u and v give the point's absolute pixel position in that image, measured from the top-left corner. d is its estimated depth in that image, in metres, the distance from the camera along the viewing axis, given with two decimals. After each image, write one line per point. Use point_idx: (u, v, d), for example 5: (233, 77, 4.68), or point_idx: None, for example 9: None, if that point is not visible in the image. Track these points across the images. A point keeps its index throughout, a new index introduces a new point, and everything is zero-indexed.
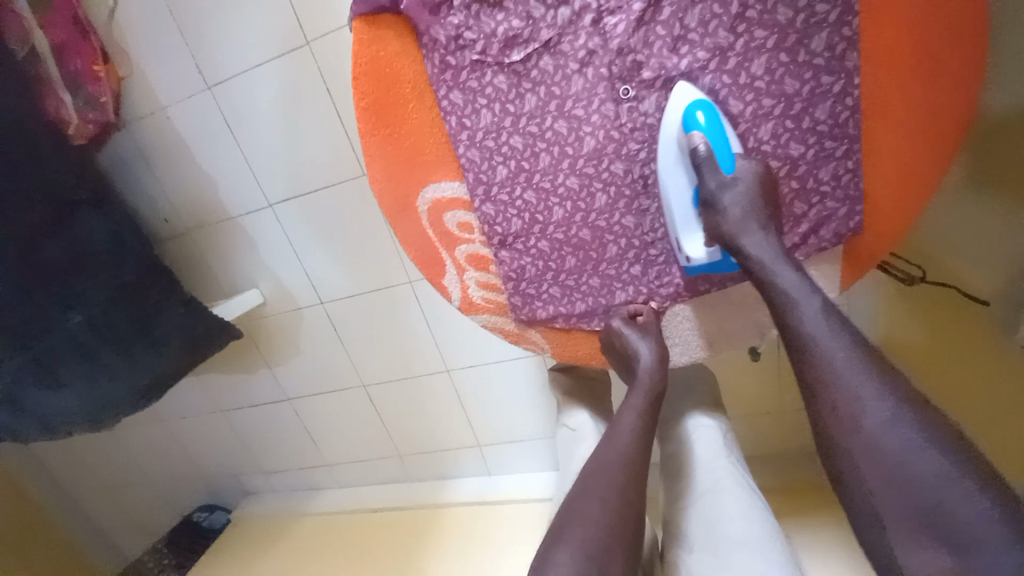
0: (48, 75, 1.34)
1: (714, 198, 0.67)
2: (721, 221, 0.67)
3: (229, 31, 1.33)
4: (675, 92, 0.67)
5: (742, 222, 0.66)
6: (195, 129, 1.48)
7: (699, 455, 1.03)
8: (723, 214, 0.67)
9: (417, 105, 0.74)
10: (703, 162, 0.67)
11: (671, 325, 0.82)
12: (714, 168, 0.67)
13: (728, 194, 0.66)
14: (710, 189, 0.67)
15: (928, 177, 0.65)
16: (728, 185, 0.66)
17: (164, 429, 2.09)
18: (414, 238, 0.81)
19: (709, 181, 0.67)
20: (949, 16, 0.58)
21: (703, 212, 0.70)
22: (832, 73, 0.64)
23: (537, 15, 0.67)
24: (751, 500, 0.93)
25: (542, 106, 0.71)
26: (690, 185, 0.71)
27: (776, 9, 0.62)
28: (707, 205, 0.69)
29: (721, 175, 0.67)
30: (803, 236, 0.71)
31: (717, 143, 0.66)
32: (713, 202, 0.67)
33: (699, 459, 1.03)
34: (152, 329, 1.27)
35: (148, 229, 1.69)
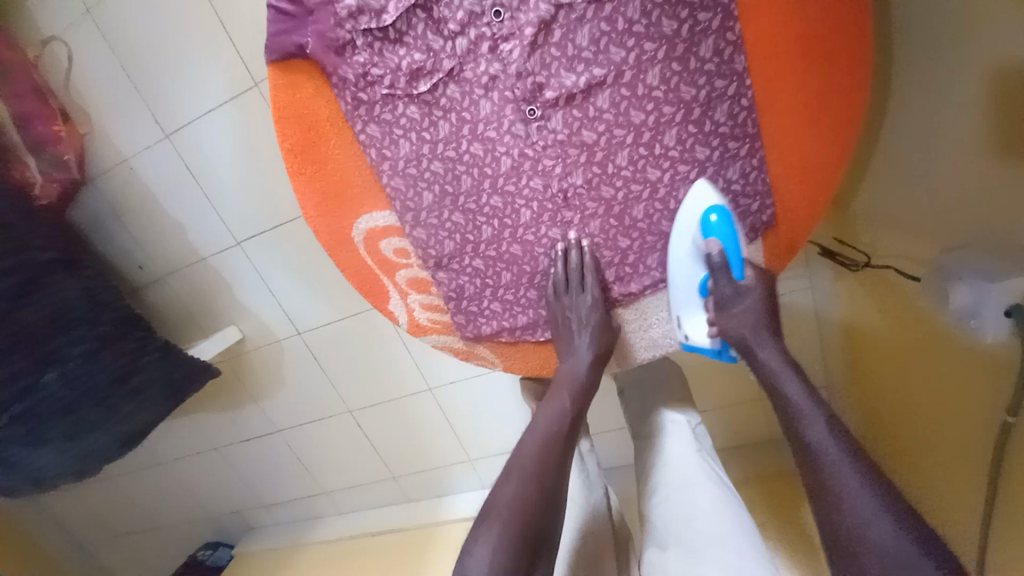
0: (12, 142, 1.38)
1: (727, 302, 0.72)
2: (728, 326, 0.72)
3: (179, 81, 1.37)
4: (693, 191, 0.71)
5: (756, 335, 0.70)
6: (159, 177, 1.52)
7: (670, 450, 1.03)
8: (734, 320, 0.72)
9: (338, 142, 0.77)
10: (718, 268, 0.72)
11: (630, 318, 0.83)
12: (727, 273, 0.72)
13: (740, 300, 0.72)
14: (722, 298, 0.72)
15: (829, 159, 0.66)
16: (740, 291, 0.72)
17: (162, 471, 2.10)
18: (355, 267, 0.84)
19: (724, 285, 0.72)
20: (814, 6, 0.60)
21: (712, 307, 0.74)
22: (724, 77, 0.66)
23: (437, 47, 0.69)
24: (720, 491, 0.93)
25: (456, 131, 0.73)
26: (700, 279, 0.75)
27: (661, 21, 0.65)
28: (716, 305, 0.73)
29: (734, 282, 0.72)
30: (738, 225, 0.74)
31: (731, 253, 0.71)
32: (724, 305, 0.72)
33: (669, 454, 1.03)
34: (130, 378, 1.29)
35: (125, 277, 1.72)
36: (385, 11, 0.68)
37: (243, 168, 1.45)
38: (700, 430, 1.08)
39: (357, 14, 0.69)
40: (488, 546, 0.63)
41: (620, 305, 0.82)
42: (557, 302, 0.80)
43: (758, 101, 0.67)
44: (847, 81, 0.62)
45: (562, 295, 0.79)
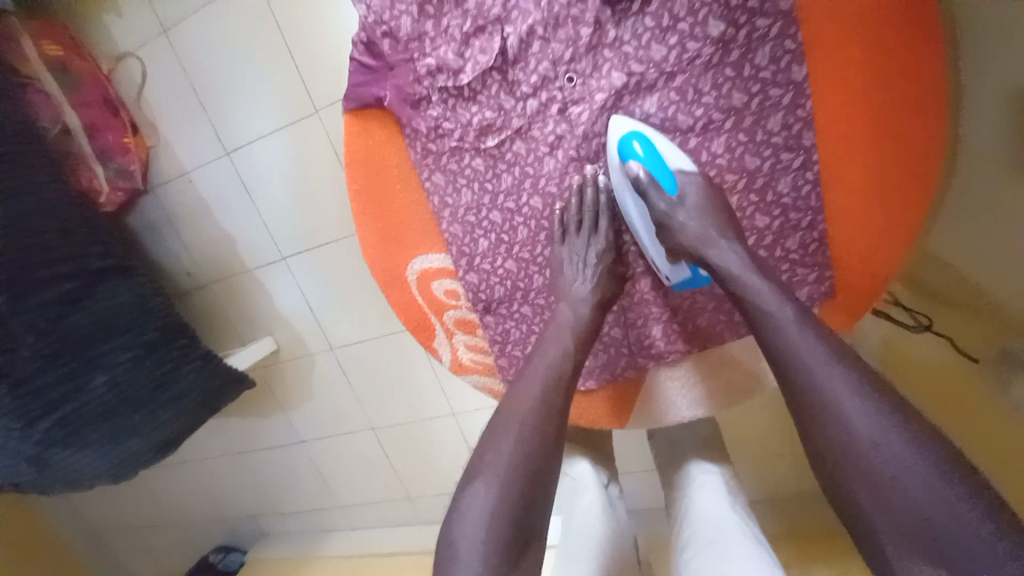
0: (80, 150, 1.47)
1: (664, 218, 0.69)
2: (679, 240, 0.68)
3: (244, 103, 1.44)
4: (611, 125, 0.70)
5: (704, 236, 0.67)
6: (215, 192, 1.59)
7: (699, 501, 1.01)
8: (679, 232, 0.68)
9: (403, 187, 0.80)
10: (646, 186, 0.69)
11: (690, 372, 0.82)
12: (658, 190, 0.69)
13: (681, 212, 0.68)
14: (660, 212, 0.69)
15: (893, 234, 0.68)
16: (678, 204, 0.68)
17: (186, 471, 2.15)
18: (405, 305, 0.86)
19: (657, 203, 0.69)
20: (886, 89, 0.62)
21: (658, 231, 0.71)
22: (791, 150, 0.67)
23: (508, 106, 0.72)
24: (752, 545, 0.88)
25: (518, 184, 0.76)
26: (641, 207, 0.73)
27: (732, 94, 0.67)
28: (661, 225, 0.70)
29: (668, 197, 0.69)
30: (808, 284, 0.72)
31: (654, 166, 0.68)
32: (667, 221, 0.69)
33: (698, 505, 1.00)
34: (172, 384, 1.32)
35: (173, 283, 1.79)
36: (461, 70, 0.71)
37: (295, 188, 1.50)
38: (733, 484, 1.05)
39: (435, 72, 0.72)
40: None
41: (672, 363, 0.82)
42: (560, 243, 0.76)
43: (824, 177, 0.68)
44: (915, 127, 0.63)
45: (567, 234, 0.75)
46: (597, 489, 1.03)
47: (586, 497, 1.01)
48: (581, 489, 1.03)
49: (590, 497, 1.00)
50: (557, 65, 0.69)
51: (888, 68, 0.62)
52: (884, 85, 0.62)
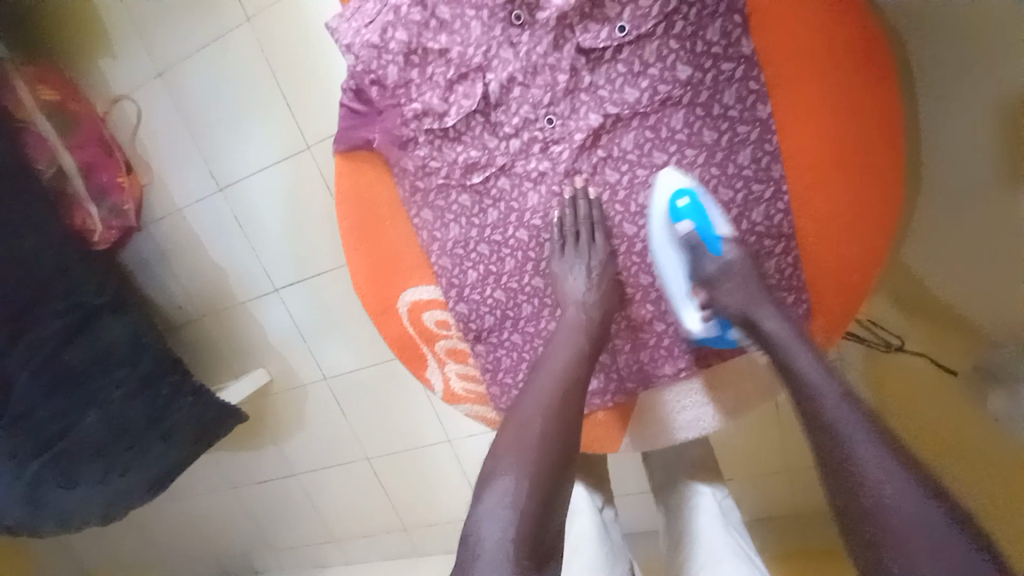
0: (75, 190, 1.47)
1: (712, 278, 0.74)
2: (721, 303, 0.73)
3: (238, 142, 1.48)
4: (662, 180, 0.73)
5: (751, 304, 0.71)
6: (208, 227, 1.61)
7: (699, 527, 1.01)
8: (720, 294, 0.73)
9: (392, 223, 0.83)
10: (695, 248, 0.74)
11: (682, 392, 0.84)
12: (705, 251, 0.74)
13: (724, 278, 0.73)
14: (708, 274, 0.73)
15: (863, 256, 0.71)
16: (723, 269, 0.73)
17: (177, 508, 2.10)
18: (397, 336, 0.88)
19: (706, 266, 0.74)
20: (841, 122, 0.67)
21: (700, 289, 0.76)
22: (760, 181, 0.71)
23: (492, 146, 0.76)
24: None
25: (504, 218, 0.79)
26: (683, 263, 0.77)
27: (702, 131, 0.71)
28: (704, 284, 0.75)
29: (714, 258, 0.73)
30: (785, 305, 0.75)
31: (704, 228, 0.73)
32: (709, 283, 0.74)
33: (699, 532, 1.00)
34: (164, 421, 1.32)
35: (166, 317, 1.79)
36: (446, 114, 0.75)
37: (288, 221, 1.53)
38: (727, 505, 1.05)
39: (422, 115, 0.76)
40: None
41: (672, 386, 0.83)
42: (558, 255, 0.77)
43: (795, 207, 0.71)
44: (870, 155, 0.68)
45: (568, 245, 0.76)
46: (594, 514, 1.04)
47: (581, 520, 1.02)
48: (578, 515, 1.03)
49: (585, 520, 1.01)
50: (537, 108, 0.73)
51: (840, 102, 0.67)
52: (838, 117, 0.67)
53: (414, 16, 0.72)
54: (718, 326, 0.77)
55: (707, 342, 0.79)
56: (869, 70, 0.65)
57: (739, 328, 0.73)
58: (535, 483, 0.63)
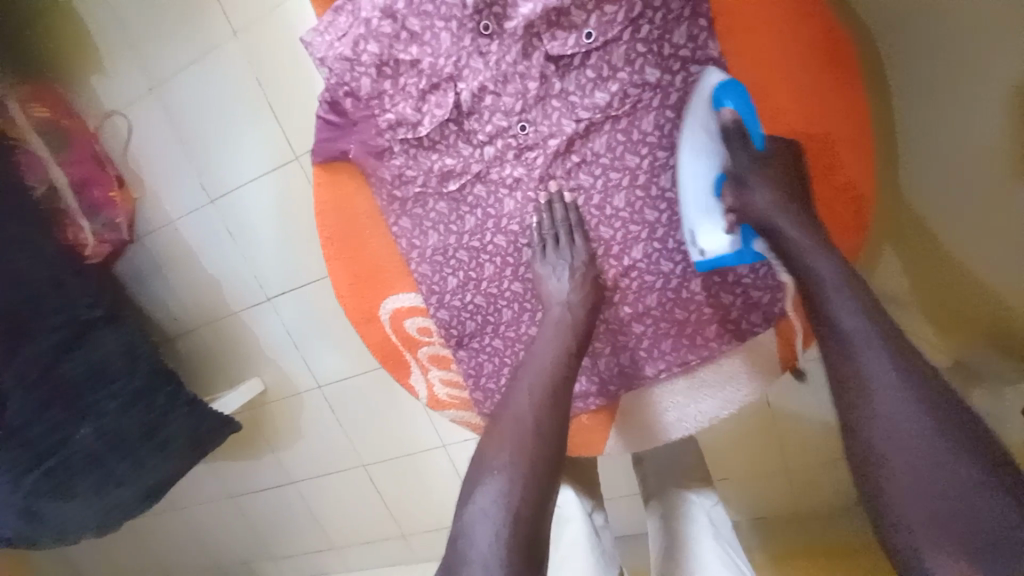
0: (67, 206, 1.50)
1: (745, 175, 0.69)
2: (750, 201, 0.68)
3: (227, 153, 1.50)
4: (705, 80, 0.69)
5: (771, 207, 0.67)
6: (201, 238, 1.63)
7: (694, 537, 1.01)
8: (750, 195, 0.68)
9: (372, 231, 0.84)
10: (733, 137, 0.69)
11: (668, 393, 0.84)
12: (746, 143, 0.69)
13: (753, 174, 0.68)
14: (744, 165, 0.69)
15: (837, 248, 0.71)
16: (760, 162, 0.68)
17: (177, 519, 2.11)
18: (380, 343, 0.89)
19: (741, 159, 0.69)
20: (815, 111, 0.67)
21: (729, 193, 0.71)
22: (732, 182, 0.72)
23: (467, 154, 0.77)
24: None
25: (481, 224, 0.80)
26: (714, 169, 0.72)
27: (673, 134, 0.72)
28: (735, 185, 0.70)
29: (755, 150, 0.68)
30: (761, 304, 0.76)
31: (745, 118, 0.68)
32: (741, 181, 0.69)
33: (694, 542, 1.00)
34: (159, 431, 1.33)
35: (161, 328, 1.81)
36: (421, 123, 0.76)
37: (279, 231, 1.55)
38: (716, 514, 1.06)
39: (396, 125, 0.77)
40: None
41: (666, 387, 0.83)
42: (536, 259, 0.79)
43: None
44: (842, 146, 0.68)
45: (548, 249, 0.77)
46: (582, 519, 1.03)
47: (572, 528, 1.01)
48: (566, 520, 1.02)
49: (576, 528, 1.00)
50: (510, 115, 0.74)
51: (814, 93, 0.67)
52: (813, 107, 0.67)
53: (385, 28, 0.73)
54: (743, 238, 0.72)
55: (727, 259, 0.73)
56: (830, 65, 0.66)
57: (764, 238, 0.69)
58: (513, 489, 0.63)
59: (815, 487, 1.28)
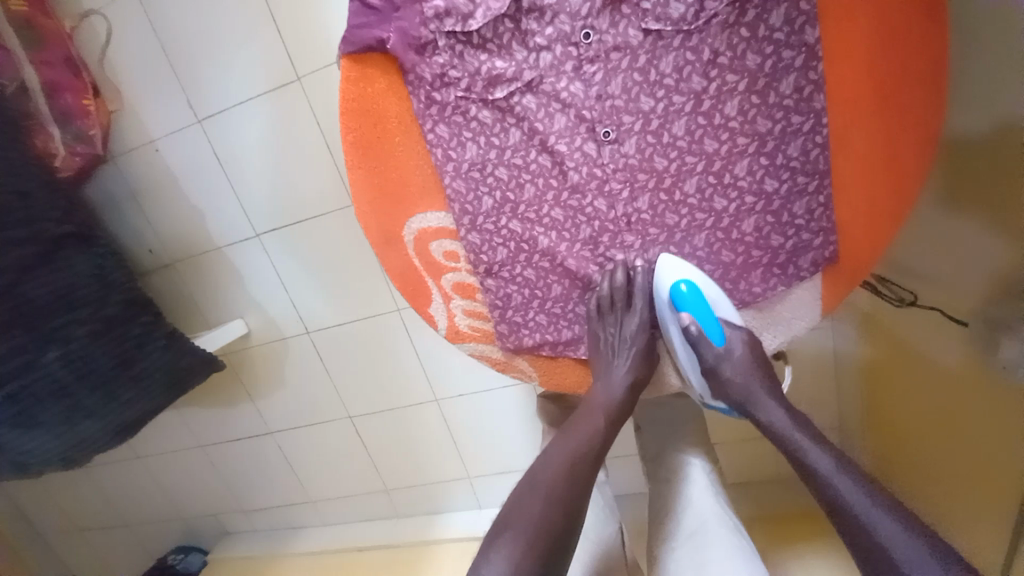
0: (38, 111, 1.36)
1: (714, 367, 0.76)
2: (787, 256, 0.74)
3: (220, 67, 1.36)
4: (661, 264, 0.76)
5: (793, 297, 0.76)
6: (187, 166, 1.50)
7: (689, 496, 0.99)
8: (738, 184, 0.72)
9: (403, 139, 0.76)
10: (696, 339, 0.76)
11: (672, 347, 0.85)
12: (706, 341, 0.75)
13: (727, 364, 0.75)
14: (708, 362, 0.76)
15: (893, 207, 0.68)
16: (724, 356, 0.75)
17: (142, 468, 2.01)
18: (400, 267, 0.82)
19: (708, 355, 0.76)
20: (886, 52, 0.62)
21: (730, 194, 0.72)
22: (801, 113, 0.68)
23: (520, 58, 0.71)
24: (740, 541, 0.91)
25: (526, 140, 0.74)
26: (687, 346, 0.80)
27: (746, 55, 0.67)
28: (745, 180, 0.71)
29: (716, 348, 0.75)
30: (822, 245, 0.73)
31: (705, 321, 0.75)
32: (733, 183, 0.72)
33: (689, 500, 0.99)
34: (136, 362, 1.23)
35: (132, 260, 1.66)
36: (472, 16, 0.70)
37: (276, 161, 1.43)
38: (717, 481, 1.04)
39: (444, 15, 0.70)
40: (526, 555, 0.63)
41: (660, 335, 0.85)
42: (580, 184, 0.75)
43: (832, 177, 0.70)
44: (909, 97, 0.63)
45: (596, 168, 0.74)
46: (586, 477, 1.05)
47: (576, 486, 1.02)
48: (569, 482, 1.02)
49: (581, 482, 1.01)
50: (575, 20, 0.69)
51: (891, 31, 0.62)
52: (886, 47, 0.62)
53: None
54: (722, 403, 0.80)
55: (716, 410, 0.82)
56: (920, 74, 0.61)
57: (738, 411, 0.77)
58: None
59: None
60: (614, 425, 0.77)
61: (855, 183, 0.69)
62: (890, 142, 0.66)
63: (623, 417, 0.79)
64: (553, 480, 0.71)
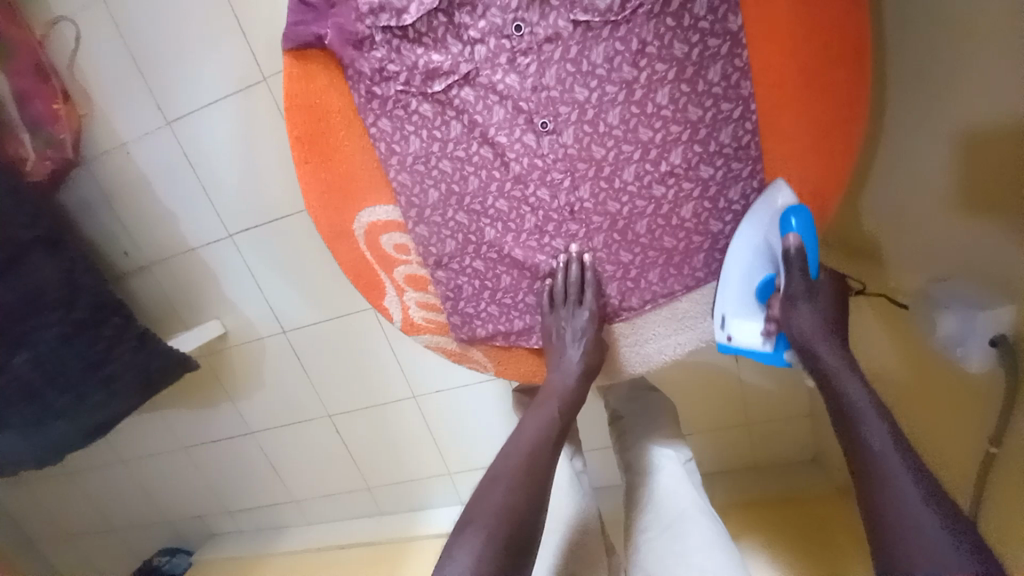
0: (10, 118, 1.40)
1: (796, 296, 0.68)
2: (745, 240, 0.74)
3: (185, 69, 1.37)
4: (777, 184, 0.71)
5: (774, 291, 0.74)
6: (157, 170, 1.50)
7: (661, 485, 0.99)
8: (675, 171, 0.73)
9: (348, 134, 0.78)
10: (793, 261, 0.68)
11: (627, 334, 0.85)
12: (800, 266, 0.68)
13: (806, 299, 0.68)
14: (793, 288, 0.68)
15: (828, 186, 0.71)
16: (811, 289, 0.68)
17: (125, 471, 2.01)
18: (352, 261, 0.83)
19: (795, 281, 0.68)
20: (810, 36, 0.65)
21: (668, 182, 0.74)
22: (730, 100, 0.70)
23: (455, 52, 0.72)
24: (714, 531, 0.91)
25: (466, 132, 0.75)
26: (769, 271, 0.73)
27: (673, 44, 0.68)
28: (681, 168, 0.73)
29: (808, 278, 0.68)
30: None
31: (808, 245, 0.68)
32: (670, 171, 0.73)
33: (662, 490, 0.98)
34: (105, 363, 1.24)
35: (107, 264, 1.67)
36: (406, 11, 0.72)
37: (244, 161, 1.44)
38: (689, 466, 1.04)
39: (378, 11, 0.72)
40: (471, 540, 0.64)
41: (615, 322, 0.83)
42: (522, 175, 0.76)
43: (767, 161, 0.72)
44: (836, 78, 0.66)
45: (536, 159, 0.75)
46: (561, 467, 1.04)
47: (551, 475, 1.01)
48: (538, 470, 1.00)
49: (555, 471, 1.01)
50: (505, 13, 0.70)
51: (813, 16, 0.64)
52: (809, 31, 0.65)
53: None
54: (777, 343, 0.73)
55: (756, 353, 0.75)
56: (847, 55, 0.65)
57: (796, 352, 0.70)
58: None
59: (772, 441, 1.36)
60: (563, 410, 0.78)
61: (792, 165, 0.71)
62: (820, 123, 0.68)
63: (573, 402, 0.80)
64: (500, 465, 0.73)
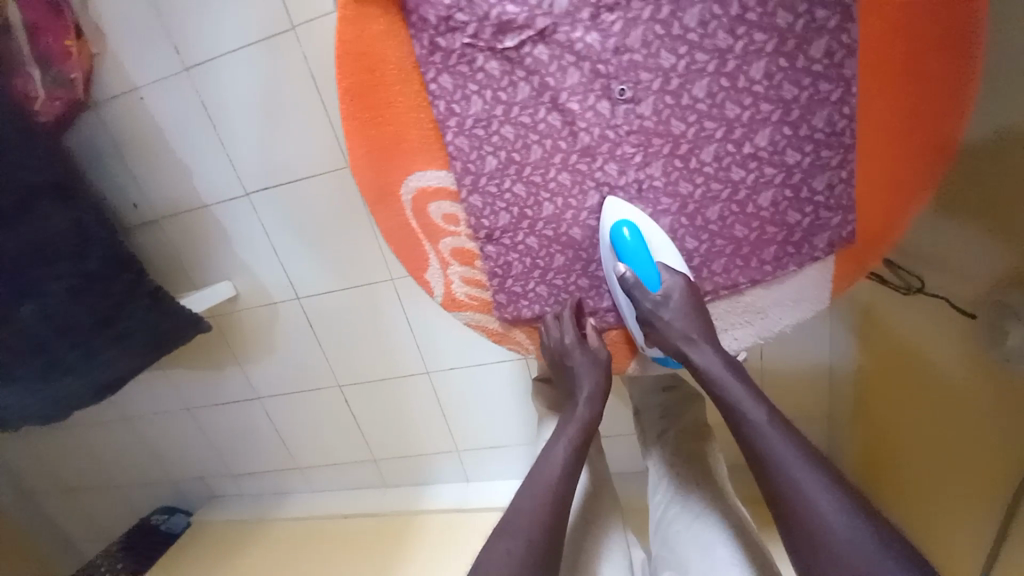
0: (18, 51, 1.28)
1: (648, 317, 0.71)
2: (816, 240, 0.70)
3: (207, 9, 1.27)
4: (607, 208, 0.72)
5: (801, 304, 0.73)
6: (173, 118, 1.42)
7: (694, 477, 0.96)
8: (758, 154, 0.68)
9: (403, 89, 0.71)
10: (633, 286, 0.71)
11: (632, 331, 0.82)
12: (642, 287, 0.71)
13: (666, 311, 0.70)
14: (646, 309, 0.70)
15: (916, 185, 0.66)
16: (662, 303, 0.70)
17: (125, 428, 1.97)
18: (397, 229, 0.78)
19: (645, 303, 0.70)
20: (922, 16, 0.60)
21: (749, 166, 0.68)
22: (830, 80, 0.64)
23: (533, 3, 0.66)
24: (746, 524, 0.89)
25: (535, 96, 0.69)
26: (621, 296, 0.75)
27: (777, 12, 0.63)
28: (766, 151, 0.68)
29: (653, 296, 0.70)
30: (845, 226, 0.69)
31: (642, 264, 0.71)
32: (753, 154, 0.68)
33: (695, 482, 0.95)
34: (116, 319, 1.18)
35: (116, 215, 1.60)
36: None
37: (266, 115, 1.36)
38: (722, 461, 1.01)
39: None
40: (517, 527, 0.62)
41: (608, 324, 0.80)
42: (591, 147, 0.70)
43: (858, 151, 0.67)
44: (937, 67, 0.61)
45: (609, 131, 0.69)
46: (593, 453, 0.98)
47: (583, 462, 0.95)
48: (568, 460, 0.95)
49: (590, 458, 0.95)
50: None
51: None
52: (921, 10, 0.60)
53: None
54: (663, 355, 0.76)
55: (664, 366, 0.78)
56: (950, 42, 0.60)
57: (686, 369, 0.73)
58: None
59: None
60: None
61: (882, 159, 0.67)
62: (918, 115, 0.64)
63: None
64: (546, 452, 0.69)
